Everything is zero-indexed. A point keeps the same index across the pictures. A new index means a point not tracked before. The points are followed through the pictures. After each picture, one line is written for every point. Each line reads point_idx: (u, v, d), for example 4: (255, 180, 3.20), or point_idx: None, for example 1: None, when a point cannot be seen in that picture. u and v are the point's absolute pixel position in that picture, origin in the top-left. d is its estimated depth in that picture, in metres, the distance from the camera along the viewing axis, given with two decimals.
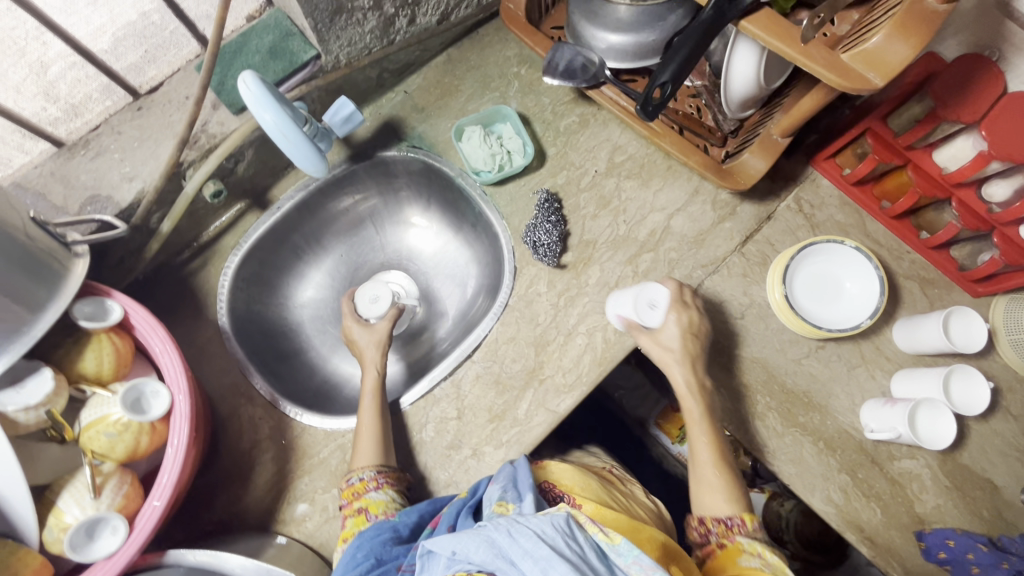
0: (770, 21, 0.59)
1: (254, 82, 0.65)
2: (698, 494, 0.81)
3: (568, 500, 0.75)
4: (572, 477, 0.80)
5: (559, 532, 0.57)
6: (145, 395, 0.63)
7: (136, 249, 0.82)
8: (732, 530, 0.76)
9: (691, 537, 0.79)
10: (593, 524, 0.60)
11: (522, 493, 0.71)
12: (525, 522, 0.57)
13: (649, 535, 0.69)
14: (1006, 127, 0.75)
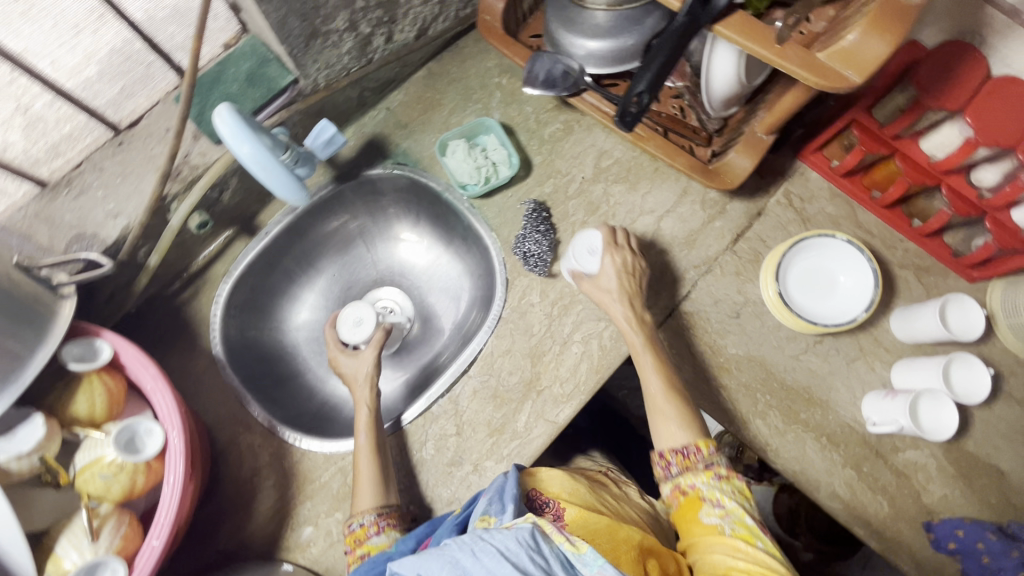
0: (743, 23, 0.59)
1: (230, 114, 0.65)
2: (655, 426, 0.81)
3: (552, 507, 0.77)
4: (561, 483, 0.81)
5: (523, 546, 0.59)
6: (139, 434, 0.63)
7: (125, 284, 0.82)
8: (690, 459, 0.78)
9: (655, 471, 0.81)
10: (559, 535, 0.62)
11: (505, 505, 0.72)
12: (488, 539, 0.59)
13: (627, 535, 0.72)
14: (989, 113, 0.75)
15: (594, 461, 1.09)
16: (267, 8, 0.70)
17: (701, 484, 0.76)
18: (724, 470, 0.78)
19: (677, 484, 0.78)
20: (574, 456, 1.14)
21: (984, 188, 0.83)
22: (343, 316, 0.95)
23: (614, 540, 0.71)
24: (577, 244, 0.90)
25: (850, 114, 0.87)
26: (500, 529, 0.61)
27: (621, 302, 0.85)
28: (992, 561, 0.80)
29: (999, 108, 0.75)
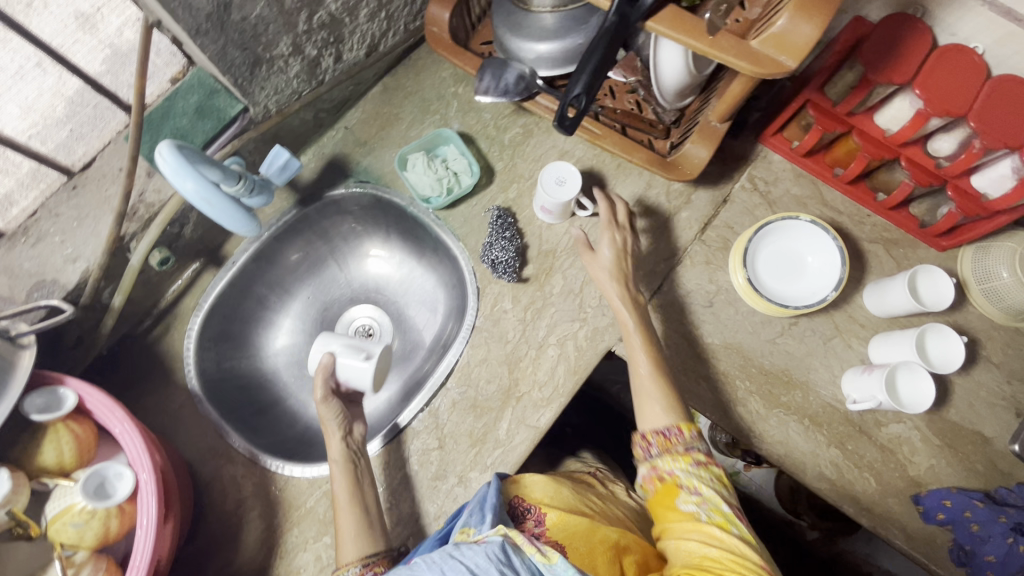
0: (676, 18, 0.59)
1: (171, 152, 0.64)
2: (640, 406, 0.82)
3: (534, 513, 0.78)
4: (544, 488, 0.83)
5: (492, 561, 0.61)
6: (109, 478, 0.63)
7: (92, 325, 0.83)
8: (671, 440, 0.77)
9: (635, 451, 0.81)
10: (531, 546, 0.63)
11: (484, 515, 0.72)
12: (459, 556, 0.61)
13: (603, 537, 0.75)
14: (936, 83, 0.75)
15: (584, 461, 1.09)
16: (203, 41, 0.71)
17: (679, 466, 0.76)
18: (704, 459, 0.77)
19: (655, 466, 0.78)
20: (566, 458, 1.14)
21: (942, 158, 0.83)
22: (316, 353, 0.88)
23: (591, 542, 0.74)
24: (545, 172, 0.90)
25: (803, 95, 0.87)
26: (469, 546, 0.63)
27: (613, 284, 0.86)
28: (981, 529, 0.81)
29: (946, 78, 0.75)
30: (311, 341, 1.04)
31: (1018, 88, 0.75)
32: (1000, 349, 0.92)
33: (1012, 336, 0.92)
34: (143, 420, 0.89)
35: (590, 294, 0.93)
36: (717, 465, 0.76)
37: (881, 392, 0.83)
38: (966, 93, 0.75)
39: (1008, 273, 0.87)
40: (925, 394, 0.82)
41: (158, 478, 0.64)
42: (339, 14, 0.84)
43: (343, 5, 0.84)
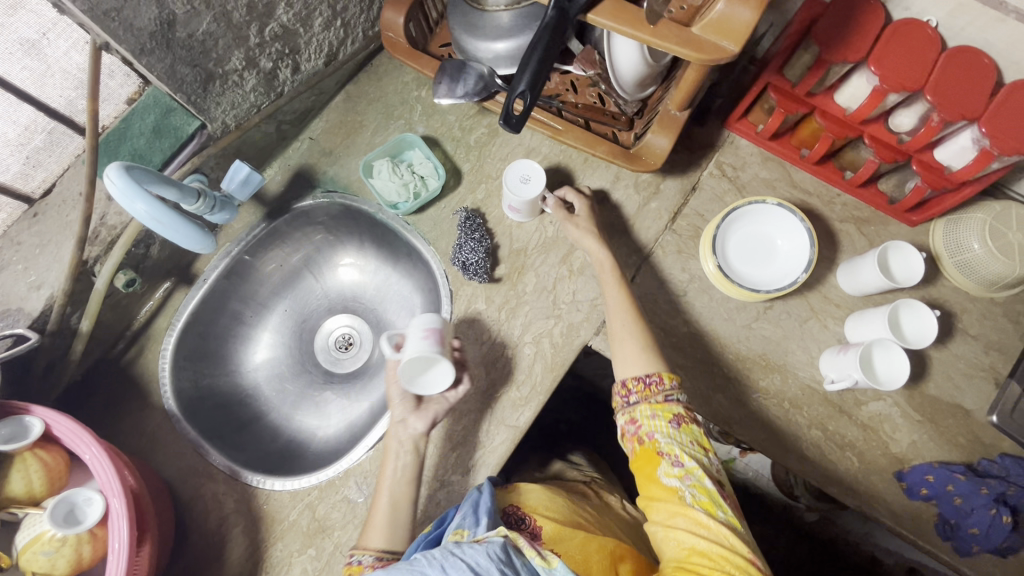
0: (616, 9, 0.60)
1: (120, 176, 0.63)
2: (619, 352, 0.82)
3: (528, 523, 0.79)
4: (539, 497, 0.84)
5: (494, 561, 0.63)
6: (78, 504, 0.63)
7: (63, 351, 0.83)
8: (651, 389, 0.77)
9: (615, 400, 0.81)
10: (531, 549, 0.66)
11: (479, 518, 0.73)
12: (459, 554, 0.63)
13: (598, 545, 0.77)
14: (891, 59, 0.75)
15: (577, 468, 1.09)
16: (149, 60, 0.71)
17: (660, 425, 0.75)
18: (684, 416, 0.76)
19: (636, 420, 0.77)
20: (556, 458, 1.14)
21: (904, 133, 0.83)
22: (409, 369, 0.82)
23: (586, 552, 0.76)
24: (510, 171, 0.89)
25: (763, 78, 0.87)
26: (472, 545, 0.65)
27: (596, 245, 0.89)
28: (964, 502, 0.81)
29: (899, 53, 0.75)
30: (290, 354, 1.04)
31: (973, 59, 0.74)
32: (976, 321, 0.91)
33: (987, 307, 0.92)
34: (121, 443, 0.88)
35: (564, 290, 0.93)
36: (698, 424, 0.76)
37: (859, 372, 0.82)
38: (920, 67, 0.75)
39: (979, 244, 0.87)
40: (899, 372, 0.82)
41: (129, 501, 0.64)
42: (291, 24, 0.85)
43: (295, 16, 0.85)
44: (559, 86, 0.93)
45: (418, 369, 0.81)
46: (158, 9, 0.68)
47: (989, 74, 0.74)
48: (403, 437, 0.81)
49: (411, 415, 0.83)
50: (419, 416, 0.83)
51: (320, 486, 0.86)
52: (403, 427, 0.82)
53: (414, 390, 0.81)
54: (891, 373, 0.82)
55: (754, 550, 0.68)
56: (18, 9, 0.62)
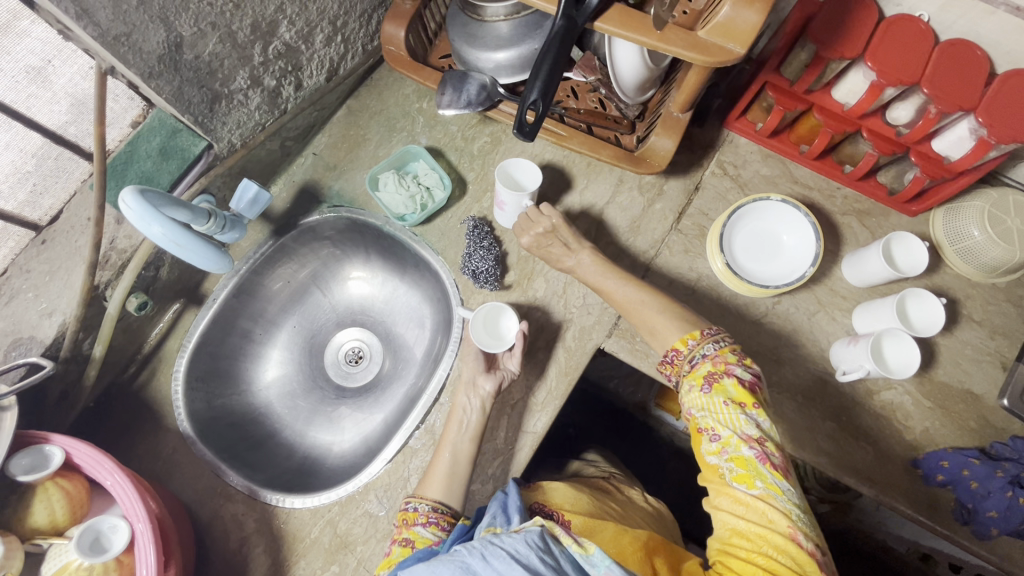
0: (622, 15, 0.61)
1: (134, 198, 0.63)
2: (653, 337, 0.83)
3: (556, 517, 0.79)
4: (564, 493, 0.85)
5: (531, 548, 0.63)
6: (104, 532, 0.62)
7: (75, 378, 0.83)
8: (677, 364, 0.79)
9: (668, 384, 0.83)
10: (567, 536, 0.66)
11: (511, 516, 0.73)
12: (499, 543, 0.63)
13: (632, 538, 0.77)
14: (887, 55, 0.76)
15: (592, 466, 1.09)
16: (158, 83, 0.72)
17: (693, 395, 0.75)
18: (715, 375, 0.74)
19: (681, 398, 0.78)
20: (570, 461, 1.14)
21: (901, 126, 0.84)
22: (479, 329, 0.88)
23: (621, 544, 0.76)
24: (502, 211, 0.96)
25: (761, 77, 0.88)
26: (509, 534, 0.65)
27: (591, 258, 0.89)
28: (981, 486, 0.81)
29: (895, 48, 0.76)
30: (301, 370, 1.04)
31: (965, 52, 0.76)
32: (980, 307, 0.93)
33: (989, 292, 0.93)
34: (137, 468, 0.87)
35: (574, 294, 0.94)
36: (732, 379, 0.73)
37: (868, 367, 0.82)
38: (916, 61, 0.76)
39: (979, 231, 0.88)
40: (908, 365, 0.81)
41: (154, 526, 0.64)
42: (293, 42, 0.86)
43: (298, 33, 0.85)
44: (560, 92, 0.94)
45: (489, 335, 0.88)
46: (166, 32, 0.68)
47: (983, 65, 0.76)
48: (471, 395, 0.84)
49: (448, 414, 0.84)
50: (489, 375, 0.85)
51: (340, 501, 0.85)
52: (473, 386, 0.85)
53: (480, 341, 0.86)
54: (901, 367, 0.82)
55: (796, 524, 0.65)
56: (23, 36, 0.62)
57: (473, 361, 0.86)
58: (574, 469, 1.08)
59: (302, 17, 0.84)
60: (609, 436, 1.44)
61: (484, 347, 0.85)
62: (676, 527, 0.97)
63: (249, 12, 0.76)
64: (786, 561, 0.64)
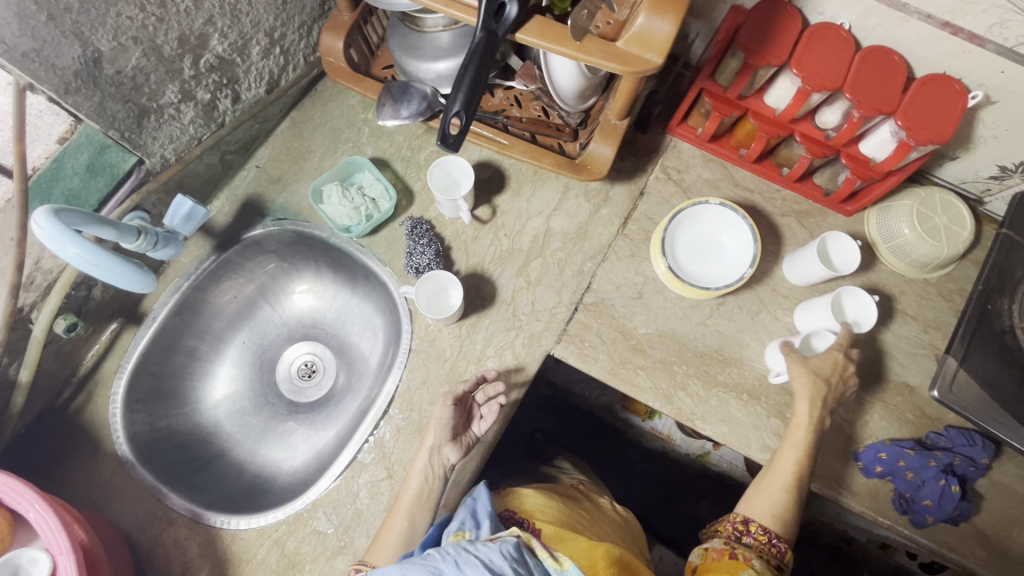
0: (543, 27, 0.63)
1: (48, 220, 0.61)
2: (753, 493, 0.85)
3: (527, 525, 0.80)
4: (536, 501, 0.85)
5: (507, 558, 0.63)
6: (23, 566, 0.62)
7: (2, 404, 0.80)
8: (769, 547, 0.81)
9: (725, 525, 0.85)
10: (543, 550, 0.67)
11: (479, 520, 0.76)
12: (473, 551, 0.63)
13: (604, 552, 0.74)
14: (812, 61, 0.79)
15: (565, 472, 1.10)
16: (76, 99, 0.70)
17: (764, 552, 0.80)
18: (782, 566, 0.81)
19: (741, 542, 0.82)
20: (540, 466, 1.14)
21: (830, 129, 0.87)
22: (436, 299, 0.91)
23: (592, 557, 0.73)
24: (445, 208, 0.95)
25: (697, 84, 0.90)
26: (485, 543, 0.64)
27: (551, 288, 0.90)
28: (915, 476, 0.84)
29: (818, 56, 0.79)
30: (250, 386, 1.02)
31: (884, 58, 0.79)
32: (913, 301, 0.96)
33: (922, 287, 0.97)
34: (73, 495, 0.85)
35: (523, 301, 0.94)
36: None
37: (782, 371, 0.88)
38: (838, 68, 0.79)
39: (909, 229, 0.91)
40: (836, 368, 0.84)
41: (77, 557, 0.63)
42: (227, 54, 0.85)
43: (231, 45, 0.84)
44: (504, 101, 0.95)
45: (435, 304, 0.91)
46: (82, 47, 0.67)
47: (900, 70, 0.79)
48: (434, 462, 0.81)
49: (442, 443, 0.81)
50: (455, 446, 0.82)
51: (287, 520, 0.84)
52: (437, 455, 0.81)
53: (427, 307, 0.90)
54: (823, 360, 0.84)
55: None
56: None
57: (442, 430, 0.81)
58: (546, 474, 1.08)
59: (234, 29, 0.83)
60: (578, 439, 1.45)
61: (428, 312, 0.89)
62: (644, 535, 0.98)
63: (176, 26, 0.75)
64: None
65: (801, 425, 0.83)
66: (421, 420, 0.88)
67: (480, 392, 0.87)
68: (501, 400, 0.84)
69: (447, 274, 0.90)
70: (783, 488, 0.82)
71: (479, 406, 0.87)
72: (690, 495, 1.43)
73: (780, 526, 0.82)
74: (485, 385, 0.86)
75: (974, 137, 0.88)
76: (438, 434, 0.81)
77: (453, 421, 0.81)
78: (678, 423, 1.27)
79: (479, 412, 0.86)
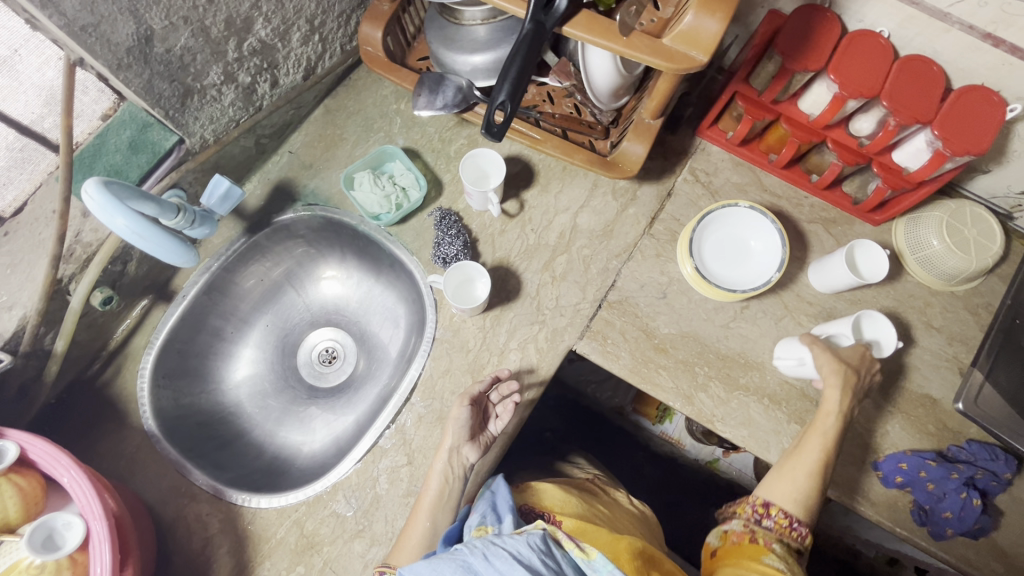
0: (589, 22, 0.64)
1: (99, 190, 0.63)
2: (773, 475, 0.84)
3: (549, 518, 0.80)
4: (556, 496, 0.86)
5: (535, 550, 0.64)
6: (57, 529, 0.64)
7: (36, 373, 0.82)
8: (790, 531, 0.81)
9: (744, 508, 0.85)
10: (570, 541, 0.69)
11: (501, 515, 0.76)
12: (501, 544, 0.64)
13: (628, 543, 0.75)
14: (849, 68, 0.79)
15: (578, 467, 1.10)
16: (126, 75, 0.72)
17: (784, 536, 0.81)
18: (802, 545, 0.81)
19: (760, 525, 0.82)
20: (554, 461, 1.14)
21: (864, 137, 0.87)
22: (466, 290, 0.92)
23: (617, 548, 0.74)
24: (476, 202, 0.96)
25: (731, 87, 0.90)
26: (512, 535, 0.65)
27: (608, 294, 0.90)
28: (937, 487, 0.84)
29: (856, 63, 0.79)
30: (272, 369, 1.03)
31: (923, 67, 0.79)
32: (939, 314, 0.96)
33: (949, 299, 0.96)
34: (98, 466, 0.86)
35: (547, 296, 0.95)
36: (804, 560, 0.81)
37: (814, 369, 0.85)
38: (877, 76, 0.79)
39: (938, 241, 0.91)
40: (863, 360, 0.84)
41: (110, 523, 0.65)
42: (269, 39, 0.86)
43: (273, 31, 0.86)
44: (537, 96, 0.95)
45: (462, 294, 0.92)
46: (135, 24, 0.68)
47: (938, 80, 0.79)
48: (454, 462, 0.82)
49: (467, 444, 0.82)
50: (474, 446, 0.82)
51: (307, 501, 0.85)
52: (456, 455, 0.82)
53: (454, 298, 0.91)
54: (856, 359, 0.83)
55: None
56: None
57: (459, 430, 0.81)
58: (560, 469, 1.09)
59: (278, 14, 0.84)
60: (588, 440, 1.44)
61: (456, 303, 0.90)
62: (661, 531, 0.98)
63: (223, 9, 0.76)
64: None
65: (831, 412, 0.82)
66: (442, 409, 0.89)
67: (495, 391, 0.87)
68: (515, 398, 0.84)
69: (476, 266, 0.90)
70: (806, 476, 0.81)
71: (494, 407, 0.87)
72: (699, 499, 1.43)
73: (802, 511, 0.81)
74: (500, 384, 0.86)
75: (1010, 151, 0.87)
76: (454, 436, 0.81)
77: (470, 421, 0.82)
78: (690, 427, 1.28)
79: (494, 412, 0.86)
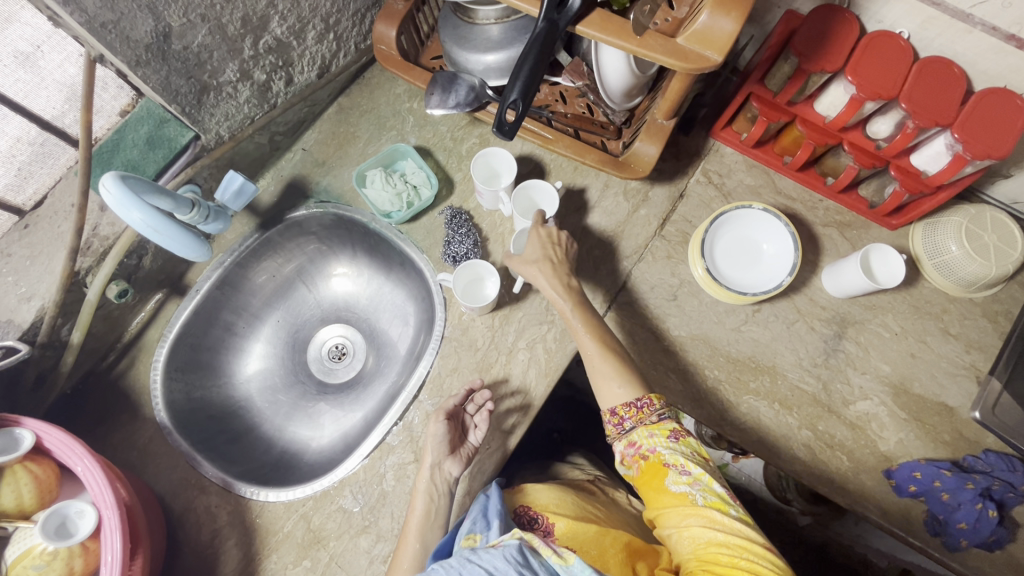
0: (603, 21, 0.64)
1: (115, 184, 0.64)
2: (598, 387, 0.82)
3: (540, 521, 0.81)
4: (548, 495, 0.86)
5: (511, 563, 0.64)
6: (70, 517, 0.65)
7: (53, 363, 0.84)
8: (644, 412, 0.79)
9: (609, 429, 0.81)
10: (546, 547, 0.67)
11: (490, 521, 0.76)
12: (476, 560, 0.65)
13: (613, 538, 0.77)
14: (867, 68, 0.77)
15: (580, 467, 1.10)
16: (145, 71, 0.73)
17: (660, 442, 0.77)
18: (681, 429, 0.78)
19: (637, 441, 0.79)
20: (557, 461, 1.14)
21: (881, 140, 0.85)
22: (479, 288, 0.93)
23: (602, 545, 0.76)
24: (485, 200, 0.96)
25: (746, 87, 0.89)
26: (486, 551, 0.66)
27: (546, 274, 0.85)
28: (951, 497, 0.82)
29: (875, 63, 0.77)
30: (283, 364, 1.04)
31: (944, 69, 0.77)
32: (957, 321, 0.94)
33: (966, 307, 0.94)
34: (111, 457, 0.88)
35: None
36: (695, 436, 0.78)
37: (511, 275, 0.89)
38: (895, 78, 0.78)
39: (956, 246, 0.89)
40: (550, 239, 0.88)
41: (121, 513, 0.66)
42: (284, 37, 0.87)
43: (289, 29, 0.87)
44: (549, 96, 0.95)
45: (472, 293, 0.92)
46: (155, 21, 0.70)
47: (959, 82, 0.77)
48: (437, 479, 0.81)
49: (449, 458, 0.82)
50: (455, 460, 0.82)
51: (315, 496, 0.85)
52: (438, 472, 0.81)
53: (464, 298, 0.91)
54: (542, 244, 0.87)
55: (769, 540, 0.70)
56: (11, 22, 0.61)
57: (437, 446, 0.81)
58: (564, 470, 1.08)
59: (294, 13, 0.85)
60: (595, 441, 1.42)
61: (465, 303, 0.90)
62: None
63: (239, 7, 0.77)
64: (768, 565, 0.67)
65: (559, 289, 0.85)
66: None
67: (471, 403, 0.87)
68: (489, 407, 0.85)
69: (485, 265, 0.91)
70: (600, 356, 0.82)
71: (471, 419, 0.86)
72: None
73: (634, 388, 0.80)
74: (473, 396, 0.87)
75: None
76: (433, 451, 0.81)
77: (448, 436, 0.82)
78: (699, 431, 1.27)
79: (472, 420, 0.86)
